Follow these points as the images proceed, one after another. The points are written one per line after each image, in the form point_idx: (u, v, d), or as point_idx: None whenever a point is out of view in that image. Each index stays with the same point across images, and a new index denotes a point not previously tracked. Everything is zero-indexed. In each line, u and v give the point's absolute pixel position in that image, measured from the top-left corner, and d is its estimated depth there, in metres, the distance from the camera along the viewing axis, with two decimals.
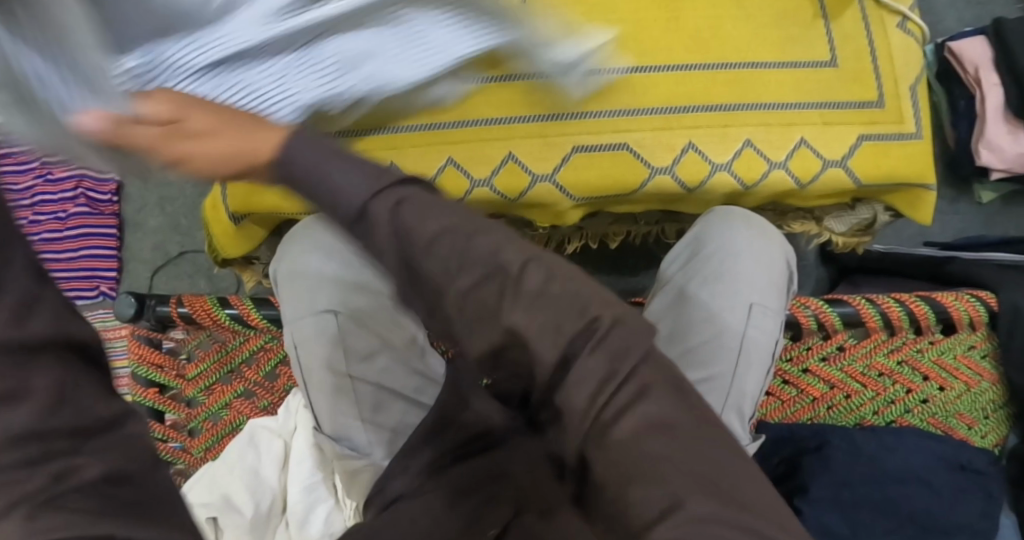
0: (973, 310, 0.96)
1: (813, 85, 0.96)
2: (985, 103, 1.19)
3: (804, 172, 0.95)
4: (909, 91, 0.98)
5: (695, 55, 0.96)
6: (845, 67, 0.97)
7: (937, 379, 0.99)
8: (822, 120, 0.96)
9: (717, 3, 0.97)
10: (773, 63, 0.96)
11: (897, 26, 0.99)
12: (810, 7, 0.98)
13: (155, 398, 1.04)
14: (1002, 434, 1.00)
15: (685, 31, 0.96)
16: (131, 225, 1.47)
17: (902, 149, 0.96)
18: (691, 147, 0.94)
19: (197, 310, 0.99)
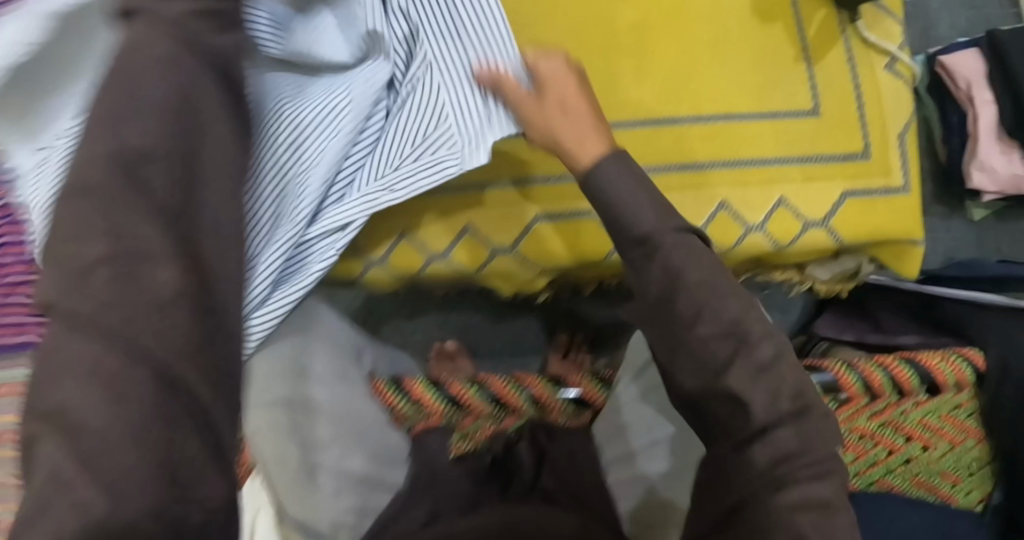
0: (959, 370, 0.93)
1: (795, 137, 0.89)
2: (977, 121, 1.11)
3: (784, 234, 0.89)
4: (899, 137, 0.91)
5: (667, 109, 0.88)
6: (828, 115, 0.90)
7: (920, 439, 0.95)
8: (803, 175, 0.89)
9: (693, 48, 0.89)
10: (753, 113, 0.89)
11: (885, 66, 0.91)
12: (792, 48, 0.90)
13: None
14: (986, 489, 1.01)
15: (659, 81, 0.88)
16: None
17: (889, 205, 0.90)
18: (657, 216, 0.88)
19: None
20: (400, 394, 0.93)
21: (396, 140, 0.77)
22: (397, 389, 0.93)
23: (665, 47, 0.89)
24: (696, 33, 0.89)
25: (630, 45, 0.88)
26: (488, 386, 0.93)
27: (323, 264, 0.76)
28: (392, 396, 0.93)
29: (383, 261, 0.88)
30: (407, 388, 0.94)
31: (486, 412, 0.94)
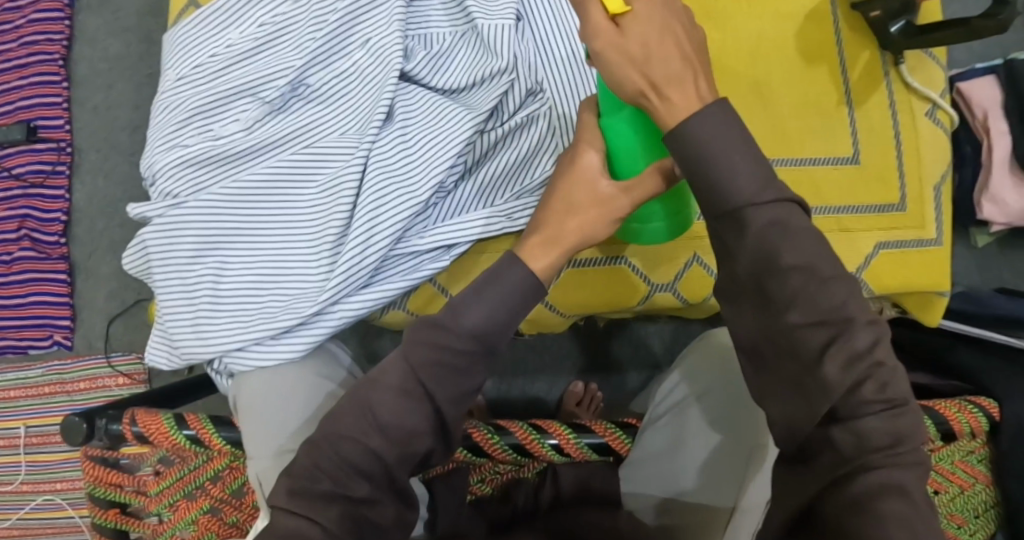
0: (974, 421, 0.81)
1: (832, 187, 0.75)
2: (993, 152, 1.11)
3: None
4: (935, 191, 0.76)
5: None
6: (869, 164, 0.76)
7: (934, 484, 0.82)
8: (837, 225, 0.75)
9: (729, 87, 0.75)
10: (788, 160, 0.75)
11: (926, 112, 0.76)
12: (833, 89, 0.76)
13: (118, 519, 0.81)
14: (991, 532, 0.87)
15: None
16: (83, 271, 1.21)
17: (919, 259, 0.76)
18: (693, 260, 0.78)
19: (151, 432, 0.77)
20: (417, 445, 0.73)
21: (525, 137, 0.70)
22: None
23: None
24: (762, 71, 0.76)
25: None
26: (591, 431, 0.74)
27: (412, 278, 0.69)
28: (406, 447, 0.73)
29: (403, 304, 0.73)
30: None
31: (506, 459, 0.74)
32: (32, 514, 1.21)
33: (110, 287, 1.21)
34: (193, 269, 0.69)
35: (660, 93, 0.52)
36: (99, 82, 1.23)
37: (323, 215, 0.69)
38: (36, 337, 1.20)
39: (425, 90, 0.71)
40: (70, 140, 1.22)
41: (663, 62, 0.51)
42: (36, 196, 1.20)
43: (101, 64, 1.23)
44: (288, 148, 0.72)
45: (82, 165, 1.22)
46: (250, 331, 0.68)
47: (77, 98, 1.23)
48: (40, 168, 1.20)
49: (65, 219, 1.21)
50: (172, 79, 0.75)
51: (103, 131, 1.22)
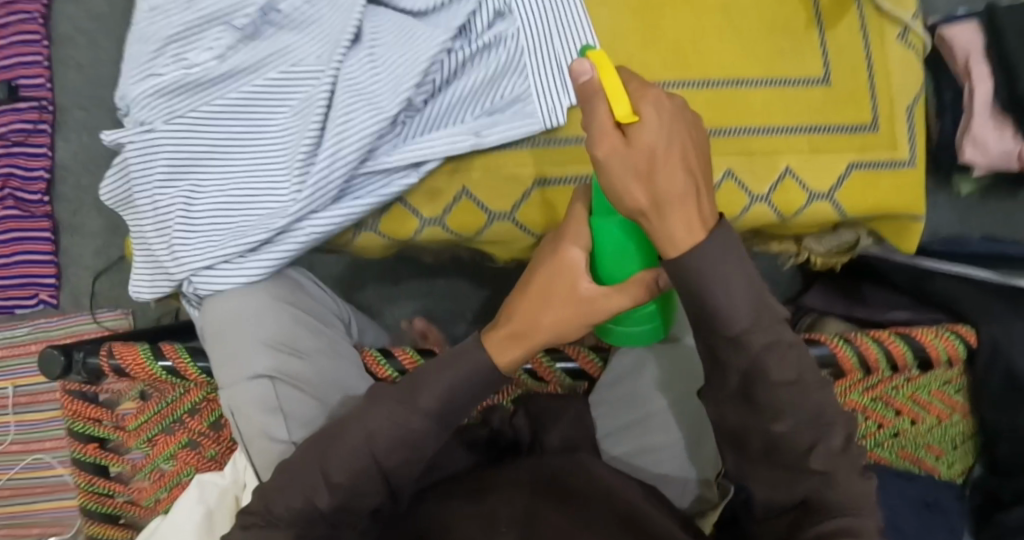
0: (951, 347, 0.80)
1: (802, 108, 0.75)
2: (972, 96, 1.11)
3: (788, 207, 0.75)
4: (906, 112, 0.76)
5: (664, 71, 0.73)
6: (839, 85, 0.75)
7: (909, 413, 0.82)
8: (808, 146, 0.75)
9: (698, 8, 0.74)
10: (759, 80, 0.74)
11: (897, 36, 0.76)
12: (801, 9, 0.75)
13: (98, 455, 0.81)
14: (967, 462, 0.88)
15: (639, 49, 0.73)
16: (69, 229, 1.22)
17: (892, 181, 0.76)
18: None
19: (129, 365, 0.77)
20: (390, 364, 0.73)
21: (492, 56, 0.70)
22: (386, 357, 0.73)
23: (677, 10, 0.74)
24: None
25: (638, 6, 0.74)
26: (565, 353, 0.74)
27: (377, 197, 0.71)
28: (380, 367, 0.73)
29: (376, 226, 0.74)
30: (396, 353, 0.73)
31: None
32: (22, 474, 1.22)
33: (96, 243, 1.21)
34: (166, 192, 0.71)
35: (661, 213, 0.49)
36: (80, 40, 1.23)
37: (291, 136, 0.71)
38: (21, 297, 1.20)
39: (394, 13, 0.71)
40: (51, 98, 1.22)
41: (671, 184, 0.49)
42: (20, 155, 1.20)
43: (83, 22, 1.23)
44: (262, 73, 0.72)
45: (65, 123, 1.23)
46: (224, 248, 0.71)
47: (59, 57, 1.23)
48: (22, 127, 1.20)
49: (49, 178, 1.21)
50: (145, 10, 0.75)
51: (87, 88, 1.22)
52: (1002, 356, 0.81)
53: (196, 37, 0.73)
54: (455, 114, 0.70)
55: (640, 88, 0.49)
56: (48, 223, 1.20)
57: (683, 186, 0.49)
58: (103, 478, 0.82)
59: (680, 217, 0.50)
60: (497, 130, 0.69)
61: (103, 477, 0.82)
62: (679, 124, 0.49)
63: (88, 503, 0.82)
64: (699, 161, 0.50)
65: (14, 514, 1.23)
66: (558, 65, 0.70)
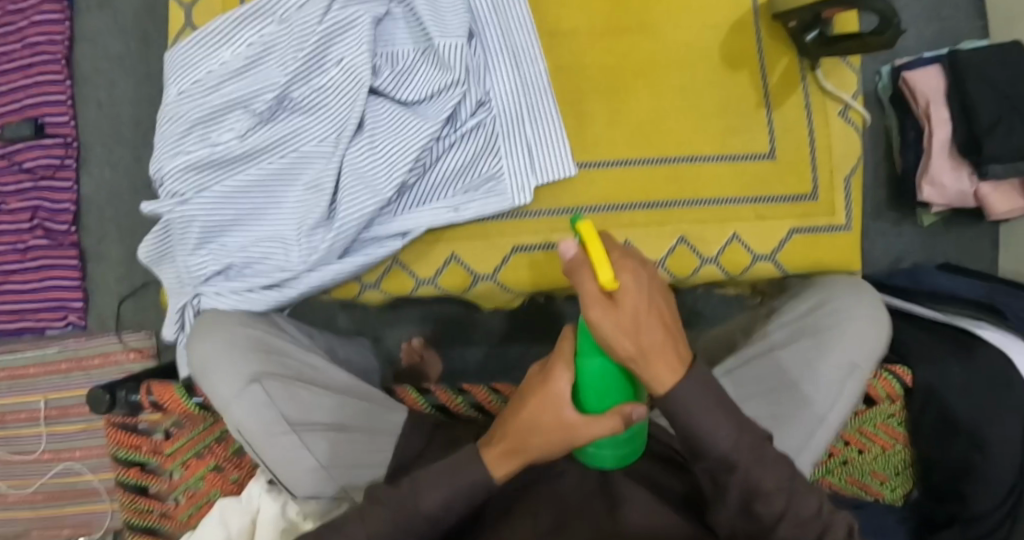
0: (887, 387, 0.89)
1: (750, 179, 0.83)
2: (932, 137, 1.19)
3: (735, 266, 0.84)
4: (844, 182, 0.84)
5: (627, 147, 0.82)
6: (785, 159, 0.83)
7: (856, 443, 0.92)
8: (754, 213, 0.83)
9: (659, 93, 0.82)
10: (711, 156, 0.82)
11: (839, 114, 0.83)
12: (752, 92, 0.83)
13: (140, 478, 0.91)
14: (908, 489, 0.99)
15: (604, 129, 0.82)
16: (94, 255, 1.32)
17: (830, 243, 0.84)
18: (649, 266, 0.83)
19: (167, 400, 0.86)
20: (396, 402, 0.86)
21: (473, 140, 0.80)
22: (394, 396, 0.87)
23: (637, 93, 0.82)
24: (690, 75, 0.83)
25: (604, 90, 0.82)
26: None
27: (369, 259, 0.80)
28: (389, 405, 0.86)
29: (374, 285, 0.83)
30: (401, 394, 0.86)
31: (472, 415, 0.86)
32: (57, 479, 1.33)
33: (121, 269, 1.31)
34: (198, 254, 0.81)
35: (645, 360, 0.61)
36: (102, 80, 1.32)
37: (301, 208, 0.79)
38: (51, 319, 1.30)
39: (389, 102, 0.80)
40: (76, 134, 1.31)
41: (651, 340, 0.61)
42: (47, 189, 1.29)
43: (104, 63, 1.32)
44: (274, 153, 0.81)
45: (89, 157, 1.32)
46: (245, 297, 0.82)
47: (81, 96, 1.32)
48: (49, 162, 1.29)
49: (75, 209, 1.31)
50: (173, 91, 0.82)
51: (110, 125, 1.32)
52: (935, 396, 0.90)
53: (222, 120, 0.81)
54: (442, 191, 0.80)
55: (623, 260, 0.61)
56: (75, 251, 1.30)
57: (658, 340, 0.61)
58: (144, 496, 0.92)
59: (663, 362, 0.62)
60: (477, 206, 0.78)
61: (143, 496, 0.92)
62: (654, 289, 0.62)
63: (131, 520, 0.93)
64: (672, 314, 0.63)
65: (49, 516, 1.34)
66: (530, 151, 0.79)
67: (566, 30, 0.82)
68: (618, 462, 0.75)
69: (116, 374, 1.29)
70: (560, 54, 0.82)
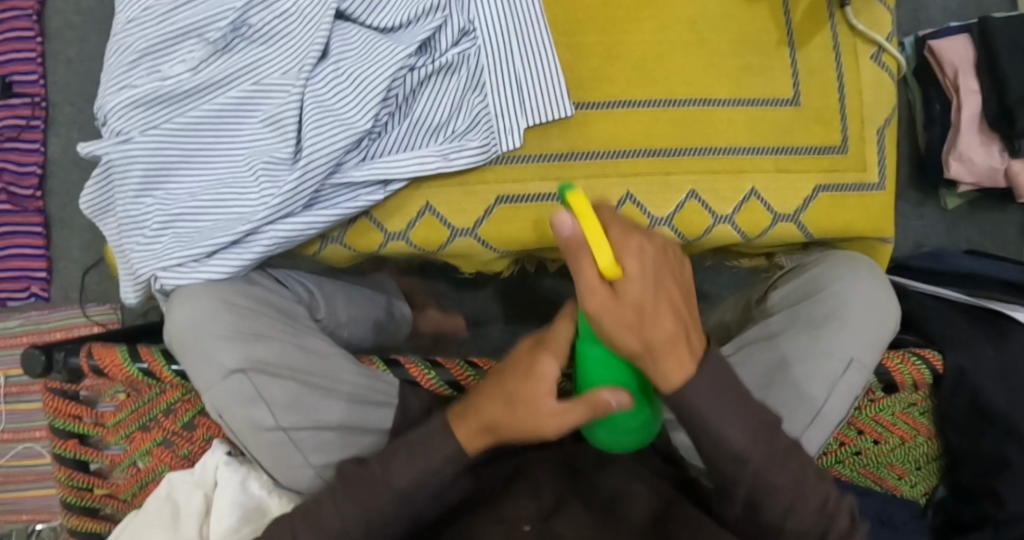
0: (915, 372, 0.80)
1: (770, 128, 0.74)
2: (961, 110, 1.10)
3: (753, 227, 0.74)
4: (877, 133, 0.75)
5: (632, 87, 0.73)
6: (809, 105, 0.74)
7: (870, 433, 0.83)
8: (775, 166, 0.74)
9: (667, 27, 0.74)
10: (727, 100, 0.73)
11: (871, 58, 0.75)
12: (774, 28, 0.74)
13: (78, 452, 0.82)
14: (932, 483, 0.89)
15: (603, 64, 0.73)
16: (58, 223, 1.24)
17: (859, 203, 0.75)
18: (657, 224, 0.73)
19: (107, 366, 0.78)
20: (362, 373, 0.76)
21: (454, 76, 0.71)
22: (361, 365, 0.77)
23: (642, 25, 0.73)
24: (700, 6, 0.74)
25: (607, 21, 0.73)
26: None
27: (338, 211, 0.70)
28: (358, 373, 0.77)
29: (340, 238, 0.74)
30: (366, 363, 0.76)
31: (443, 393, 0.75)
32: (12, 461, 1.24)
33: (86, 239, 1.23)
34: (140, 203, 0.72)
35: (653, 357, 0.55)
36: (72, 35, 1.24)
37: (258, 147, 0.71)
38: (13, 289, 1.22)
39: (360, 28, 0.72)
40: (43, 93, 1.23)
41: (658, 328, 0.54)
42: (13, 150, 1.22)
43: (76, 18, 1.24)
44: (231, 87, 0.73)
45: (57, 118, 1.24)
46: (188, 248, 0.70)
47: (51, 52, 1.24)
48: (15, 123, 1.22)
49: (41, 173, 1.23)
50: (122, 21, 0.77)
51: (80, 85, 1.24)
52: (968, 382, 0.81)
53: (174, 51, 0.75)
54: (418, 132, 0.70)
55: (625, 237, 0.54)
56: (39, 217, 1.22)
57: (667, 327, 0.54)
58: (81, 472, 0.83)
59: (671, 357, 0.55)
60: (459, 149, 0.69)
61: (81, 471, 0.84)
62: (659, 267, 0.55)
63: (68, 498, 0.84)
64: (681, 302, 0.56)
65: (4, 501, 1.25)
66: (518, 86, 0.70)
67: None
68: (638, 441, 0.64)
69: None
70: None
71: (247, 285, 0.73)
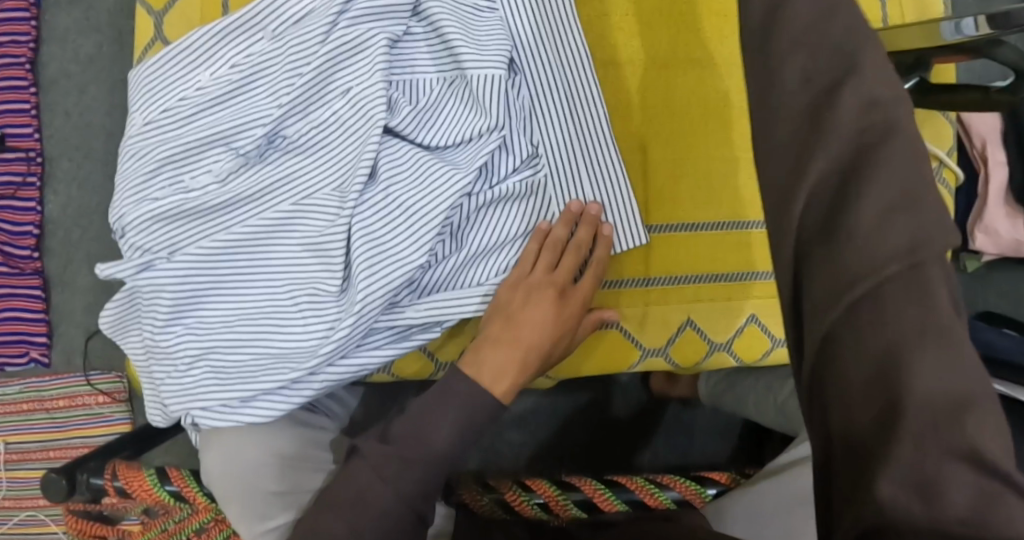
0: None
1: None
2: (988, 181, 1.08)
3: None
4: None
5: (696, 208, 0.74)
6: None
7: None
8: None
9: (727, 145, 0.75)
10: None
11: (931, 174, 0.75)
12: None
13: None
14: None
15: (668, 188, 0.73)
16: (60, 286, 1.18)
17: None
18: (717, 347, 0.75)
19: (133, 491, 0.76)
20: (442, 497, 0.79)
21: (513, 202, 0.68)
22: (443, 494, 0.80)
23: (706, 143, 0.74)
24: None
25: (670, 138, 0.74)
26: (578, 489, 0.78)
27: (396, 346, 0.68)
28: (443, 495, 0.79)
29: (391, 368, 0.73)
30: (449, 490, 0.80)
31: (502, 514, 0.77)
32: (15, 531, 1.19)
33: (88, 300, 1.17)
34: (169, 332, 0.67)
35: None
36: (69, 85, 1.17)
37: (297, 275, 0.67)
38: (11, 355, 1.16)
39: (409, 146, 0.68)
40: (39, 147, 1.16)
41: None
42: (7, 208, 1.15)
43: (73, 67, 1.17)
44: (266, 204, 0.69)
45: (54, 173, 1.17)
46: (225, 388, 0.66)
47: (47, 103, 1.17)
48: (9, 180, 1.14)
49: (38, 232, 1.17)
50: (139, 123, 0.72)
51: (77, 138, 1.17)
52: None
53: (199, 159, 0.70)
54: (475, 261, 0.68)
55: None
56: (37, 279, 1.16)
57: None
58: None
59: None
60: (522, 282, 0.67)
61: None
62: None
63: None
64: None
65: None
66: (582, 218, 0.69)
67: (622, 63, 0.75)
68: None
69: (83, 419, 1.16)
70: (614, 91, 0.74)
71: (293, 427, 0.70)
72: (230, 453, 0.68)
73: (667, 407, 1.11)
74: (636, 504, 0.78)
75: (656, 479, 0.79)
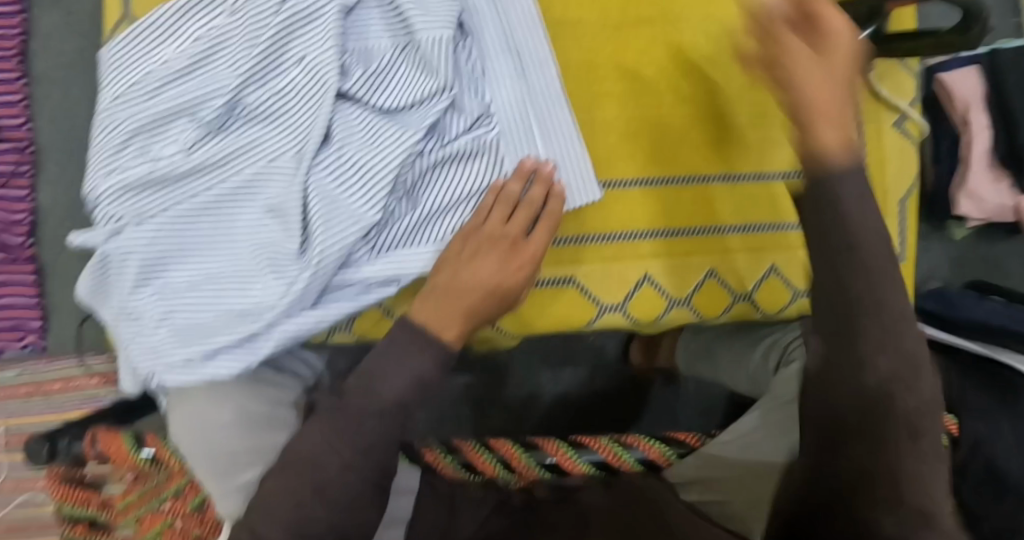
0: None
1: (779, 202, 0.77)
2: (970, 147, 1.07)
3: (771, 304, 0.78)
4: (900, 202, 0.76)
5: (649, 165, 0.76)
6: None
7: None
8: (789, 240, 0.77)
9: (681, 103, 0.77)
10: (744, 174, 0.77)
11: (894, 125, 0.76)
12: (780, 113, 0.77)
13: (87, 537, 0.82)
14: None
15: (622, 147, 0.76)
16: (55, 273, 1.21)
17: None
18: (676, 303, 0.77)
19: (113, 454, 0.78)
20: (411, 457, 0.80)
21: (466, 161, 0.70)
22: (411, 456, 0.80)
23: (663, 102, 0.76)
24: (718, 80, 0.77)
25: (625, 98, 0.76)
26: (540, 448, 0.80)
27: (357, 302, 0.69)
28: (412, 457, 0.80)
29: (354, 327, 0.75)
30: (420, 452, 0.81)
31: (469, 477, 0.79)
32: None
33: None
34: (138, 295, 0.69)
35: None
36: (59, 78, 1.20)
37: (260, 237, 0.69)
38: (8, 340, 1.19)
39: (364, 110, 0.70)
40: (31, 138, 1.20)
41: None
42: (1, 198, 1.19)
43: (61, 60, 1.20)
44: (228, 170, 0.70)
45: (46, 163, 1.21)
46: (188, 346, 0.68)
47: (37, 95, 1.20)
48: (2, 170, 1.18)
49: (32, 220, 1.20)
50: (106, 97, 0.73)
51: (68, 128, 1.20)
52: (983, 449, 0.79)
53: (162, 128, 0.72)
54: (432, 217, 0.69)
55: None
56: (32, 267, 1.19)
57: None
58: None
59: None
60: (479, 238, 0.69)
61: None
62: None
63: None
64: None
65: None
66: None
67: (577, 24, 0.77)
68: None
69: (79, 401, 1.19)
70: (574, 53, 0.77)
71: (255, 386, 0.71)
72: (196, 418, 0.70)
73: (649, 379, 1.12)
74: (600, 464, 0.79)
75: (620, 440, 0.81)
